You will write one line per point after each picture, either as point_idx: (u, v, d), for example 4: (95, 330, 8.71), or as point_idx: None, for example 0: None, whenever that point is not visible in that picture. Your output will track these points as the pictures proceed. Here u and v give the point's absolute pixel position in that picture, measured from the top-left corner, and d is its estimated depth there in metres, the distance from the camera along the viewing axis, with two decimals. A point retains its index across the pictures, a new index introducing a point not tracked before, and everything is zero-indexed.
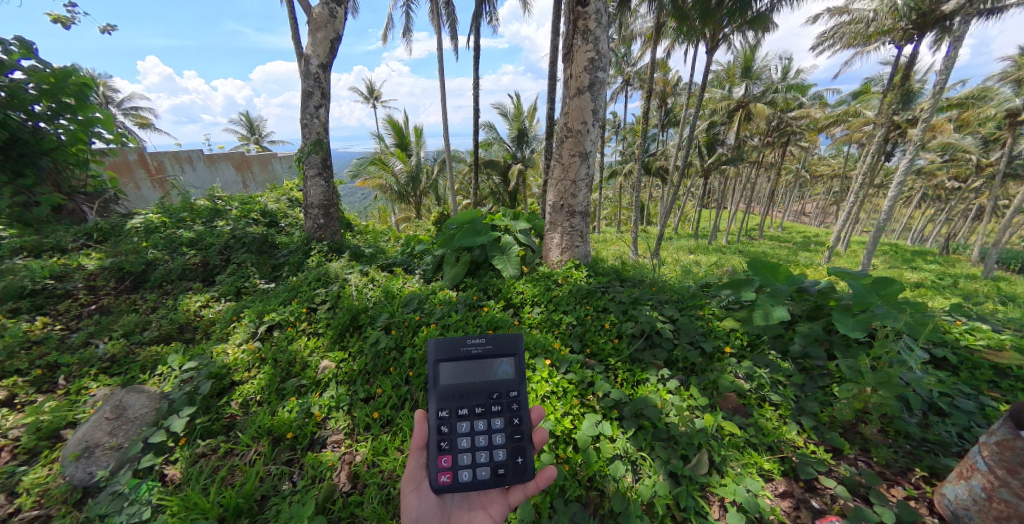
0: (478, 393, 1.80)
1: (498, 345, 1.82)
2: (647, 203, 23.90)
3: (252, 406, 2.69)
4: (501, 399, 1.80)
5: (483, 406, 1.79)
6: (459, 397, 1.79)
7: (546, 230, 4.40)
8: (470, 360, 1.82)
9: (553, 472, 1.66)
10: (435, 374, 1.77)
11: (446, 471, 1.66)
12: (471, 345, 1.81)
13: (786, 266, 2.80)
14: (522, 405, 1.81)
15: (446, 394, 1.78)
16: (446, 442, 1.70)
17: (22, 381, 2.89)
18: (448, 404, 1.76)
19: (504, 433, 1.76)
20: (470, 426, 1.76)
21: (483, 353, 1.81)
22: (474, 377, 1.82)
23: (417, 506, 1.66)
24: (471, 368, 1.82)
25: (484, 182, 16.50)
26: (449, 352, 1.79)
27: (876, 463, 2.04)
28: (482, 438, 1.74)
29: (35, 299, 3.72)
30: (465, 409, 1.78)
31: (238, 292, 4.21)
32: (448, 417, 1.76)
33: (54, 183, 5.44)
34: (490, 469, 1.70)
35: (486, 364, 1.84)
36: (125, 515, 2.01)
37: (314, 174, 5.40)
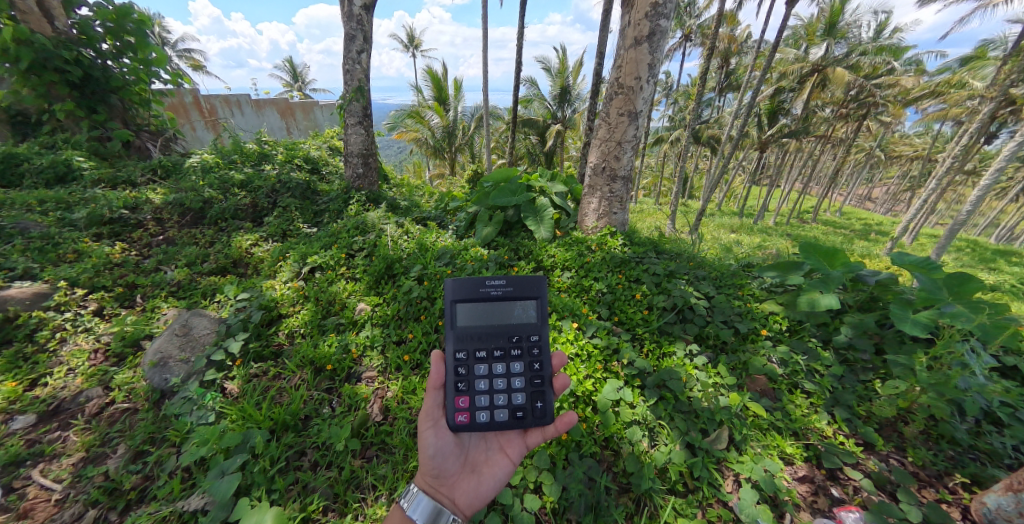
0: (497, 336, 1.88)
1: (518, 289, 1.89)
2: (692, 176, 22.57)
3: (297, 337, 2.93)
4: (521, 342, 1.89)
5: (502, 350, 1.87)
6: (478, 339, 1.86)
7: (584, 194, 4.28)
8: (489, 303, 1.89)
9: (573, 418, 1.70)
10: (452, 316, 1.85)
11: (464, 411, 1.70)
12: (490, 288, 1.87)
13: (847, 251, 2.56)
14: (542, 351, 1.89)
15: (465, 336, 1.86)
16: (464, 383, 1.77)
17: (107, 297, 3.27)
18: (467, 345, 1.84)
19: (523, 377, 1.84)
20: (488, 369, 1.84)
21: (502, 297, 1.87)
22: (493, 321, 1.89)
23: (435, 443, 1.68)
24: (489, 312, 1.89)
25: (522, 141, 16.07)
26: (468, 293, 1.86)
27: (911, 463, 1.97)
28: (500, 381, 1.81)
29: (113, 226, 4.11)
30: (484, 351, 1.86)
31: (284, 233, 4.46)
32: (465, 359, 1.83)
33: (124, 121, 5.85)
34: (508, 411, 1.75)
35: (506, 308, 1.90)
36: (196, 416, 2.32)
37: (355, 122, 5.44)
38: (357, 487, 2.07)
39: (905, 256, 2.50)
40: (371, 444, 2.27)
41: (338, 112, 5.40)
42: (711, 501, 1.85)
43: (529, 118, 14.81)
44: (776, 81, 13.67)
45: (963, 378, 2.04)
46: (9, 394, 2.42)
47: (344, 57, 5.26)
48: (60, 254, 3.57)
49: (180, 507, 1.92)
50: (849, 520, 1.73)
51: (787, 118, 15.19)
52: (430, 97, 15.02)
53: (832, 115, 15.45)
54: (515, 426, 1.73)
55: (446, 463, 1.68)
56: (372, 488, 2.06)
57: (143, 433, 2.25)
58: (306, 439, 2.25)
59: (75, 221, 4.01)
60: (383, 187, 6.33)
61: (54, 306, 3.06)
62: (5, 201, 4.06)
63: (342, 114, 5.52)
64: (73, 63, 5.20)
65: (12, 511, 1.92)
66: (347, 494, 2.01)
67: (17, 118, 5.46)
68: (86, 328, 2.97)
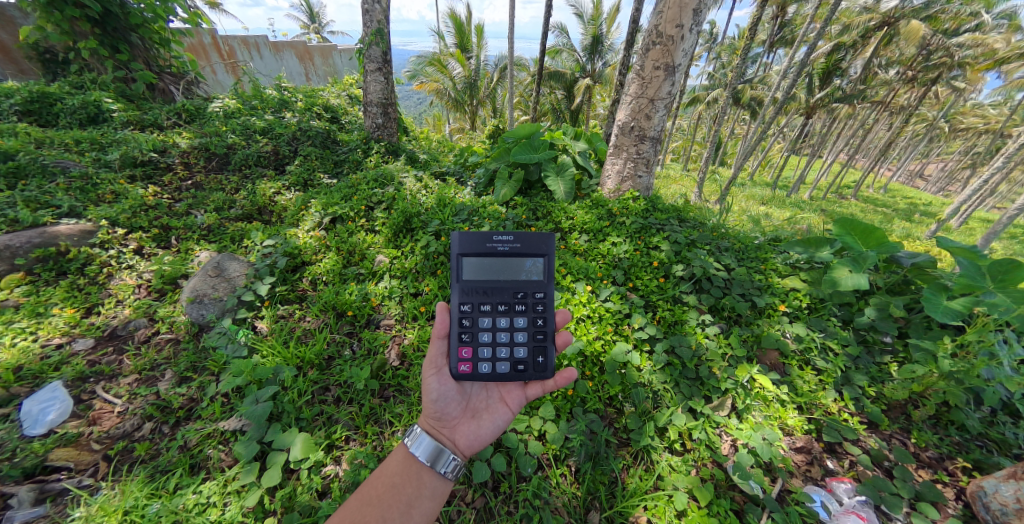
0: (502, 292, 1.93)
1: (525, 246, 1.90)
2: (725, 141, 21.29)
3: (320, 284, 3.06)
4: (525, 299, 1.93)
5: (507, 305, 1.93)
6: (483, 293, 1.92)
7: (608, 155, 4.12)
8: (496, 258, 1.92)
9: (572, 373, 1.78)
10: (459, 269, 1.90)
11: (467, 362, 1.77)
12: (498, 243, 1.90)
13: (885, 230, 2.45)
14: (546, 308, 1.94)
15: (471, 289, 1.91)
16: (468, 334, 1.83)
17: (145, 237, 3.45)
18: (473, 298, 1.90)
19: (526, 331, 1.90)
20: (493, 322, 1.90)
21: (509, 253, 1.90)
22: (499, 276, 1.94)
23: (438, 389, 1.74)
24: (496, 267, 1.93)
25: (548, 96, 15.34)
26: (475, 247, 1.89)
27: (913, 444, 1.99)
28: (504, 335, 1.87)
29: (145, 169, 4.24)
30: (489, 305, 1.92)
31: (305, 183, 4.52)
32: (470, 311, 1.90)
33: (146, 62, 5.86)
34: (510, 364, 1.82)
35: (512, 264, 1.93)
36: (231, 350, 2.51)
37: (375, 69, 5.27)
38: (376, 422, 2.24)
39: (953, 240, 2.37)
40: (389, 385, 2.42)
41: (358, 57, 5.20)
42: (707, 461, 1.93)
43: (556, 71, 13.99)
44: (835, 36, 12.29)
45: (988, 368, 1.99)
46: (70, 319, 2.68)
47: None
48: (99, 195, 3.75)
49: (221, 426, 2.14)
50: (840, 490, 1.80)
51: (841, 79, 13.83)
52: (453, 44, 14.28)
53: (893, 78, 13.97)
54: (515, 377, 1.80)
55: (448, 408, 1.74)
56: (389, 424, 2.22)
57: (186, 361, 2.48)
58: (329, 377, 2.42)
59: (109, 162, 4.15)
60: (402, 139, 6.25)
61: (98, 243, 3.27)
62: (45, 140, 4.22)
63: (361, 59, 5.32)
64: None
65: (82, 419, 2.19)
66: (366, 426, 2.18)
67: (45, 56, 5.52)
68: (129, 265, 3.18)
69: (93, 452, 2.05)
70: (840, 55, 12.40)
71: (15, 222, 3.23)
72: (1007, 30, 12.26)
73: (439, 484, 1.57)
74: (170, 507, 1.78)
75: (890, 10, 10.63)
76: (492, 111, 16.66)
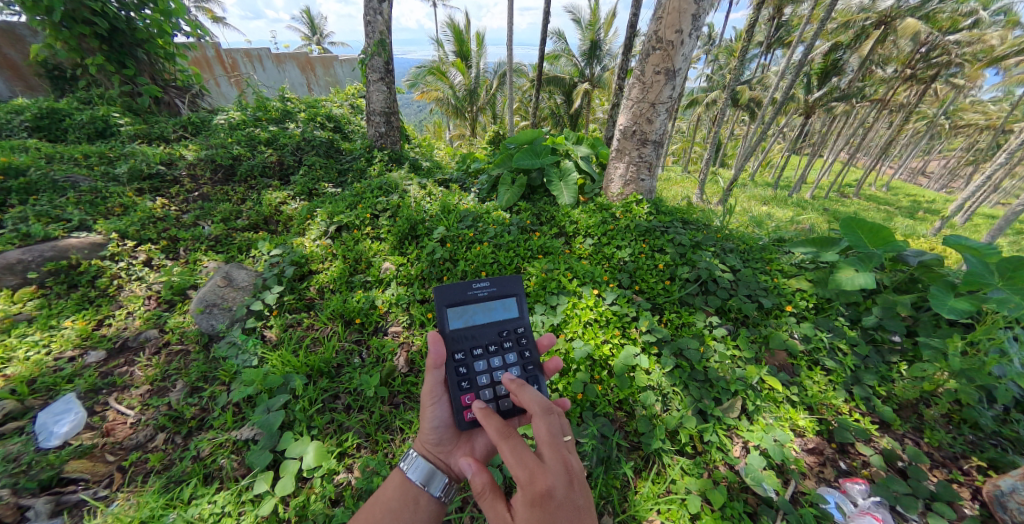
0: (488, 331, 1.84)
1: (501, 288, 1.89)
2: (725, 142, 21.31)
3: (327, 292, 3.08)
4: (510, 335, 1.87)
5: (495, 343, 1.83)
6: (472, 337, 1.80)
7: (610, 158, 4.14)
8: (478, 304, 1.85)
9: (559, 364, 1.86)
10: (443, 319, 1.77)
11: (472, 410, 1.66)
12: (477, 289, 1.84)
13: (892, 229, 2.44)
14: (529, 338, 1.90)
15: (459, 336, 1.78)
16: (467, 381, 1.71)
17: (154, 249, 3.49)
18: (463, 344, 1.77)
19: (518, 365, 1.83)
20: (487, 364, 1.78)
21: (486, 297, 1.85)
22: (484, 319, 1.85)
23: (434, 417, 1.69)
24: (478, 312, 1.84)
25: (547, 101, 15.47)
26: (456, 297, 1.79)
27: (926, 444, 1.97)
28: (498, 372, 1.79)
29: (153, 182, 4.30)
30: (480, 347, 1.79)
31: (310, 192, 4.57)
32: (465, 358, 1.76)
33: (152, 76, 5.95)
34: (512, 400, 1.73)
35: (491, 307, 1.87)
36: (242, 360, 2.54)
37: (377, 79, 5.34)
38: (386, 429, 2.24)
39: (958, 238, 2.38)
40: (398, 392, 2.43)
41: (360, 67, 5.28)
42: (718, 463, 1.92)
43: (554, 76, 14.09)
44: (832, 35, 12.33)
45: (999, 365, 1.99)
46: (81, 332, 2.71)
47: (366, 6, 5.06)
48: (109, 208, 3.81)
49: (234, 435, 2.15)
50: (853, 491, 1.79)
51: (839, 78, 13.87)
52: (452, 52, 14.43)
53: (892, 76, 13.98)
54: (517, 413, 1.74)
55: (445, 434, 1.69)
56: (399, 431, 2.23)
57: (197, 371, 2.50)
58: (339, 385, 2.43)
59: (118, 176, 4.22)
60: (404, 147, 6.31)
61: (109, 256, 3.31)
62: (55, 155, 4.29)
63: (363, 69, 5.39)
64: (100, 14, 5.20)
65: (96, 430, 2.21)
66: (377, 434, 2.18)
67: (54, 73, 5.63)
68: (139, 277, 3.23)
69: (107, 463, 2.07)
70: (838, 54, 12.44)
71: (28, 237, 3.29)
72: (1005, 26, 12.27)
73: (433, 508, 1.56)
74: (185, 517, 1.79)
75: (887, 9, 10.68)
76: (492, 116, 16.77)
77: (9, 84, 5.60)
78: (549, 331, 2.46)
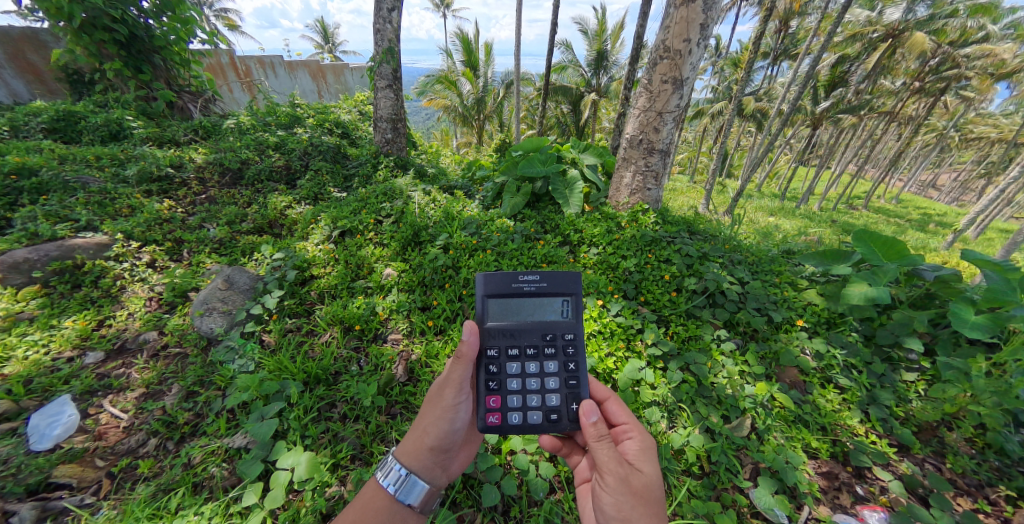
0: (530, 333, 1.75)
1: (552, 285, 1.75)
2: (732, 154, 21.24)
3: (327, 298, 3.05)
4: (554, 341, 1.76)
5: (534, 348, 1.74)
6: (510, 337, 1.73)
7: (617, 166, 4.09)
8: (522, 300, 1.75)
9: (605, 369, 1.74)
10: (482, 310, 1.73)
11: (496, 412, 1.65)
12: (524, 283, 1.73)
13: (907, 243, 2.35)
14: (578, 350, 1.74)
15: (496, 333, 1.72)
16: (495, 382, 1.68)
17: (158, 250, 3.50)
18: (500, 341, 1.71)
19: (558, 376, 1.72)
20: (521, 368, 1.72)
21: (533, 294, 1.74)
22: (526, 317, 1.76)
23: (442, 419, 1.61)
24: (522, 309, 1.76)
25: (553, 110, 15.56)
26: (500, 288, 1.72)
27: (949, 470, 1.86)
28: (533, 380, 1.72)
29: (161, 184, 4.33)
30: (517, 349, 1.73)
31: (316, 197, 4.57)
32: (498, 357, 1.71)
33: (167, 81, 6.06)
34: (542, 412, 1.67)
35: (538, 306, 1.77)
36: (238, 365, 2.51)
37: (384, 86, 5.38)
38: (382, 440, 2.17)
39: (977, 253, 2.30)
40: (396, 402, 2.37)
41: (368, 74, 5.33)
42: (727, 485, 1.83)
43: (562, 85, 14.16)
44: (840, 47, 12.31)
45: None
46: (81, 332, 2.70)
47: (375, 14, 5.11)
48: (116, 209, 3.83)
49: (226, 443, 2.10)
50: (872, 519, 1.68)
51: (848, 91, 13.82)
52: (461, 62, 14.60)
53: (901, 88, 13.89)
54: (549, 429, 1.64)
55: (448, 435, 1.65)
56: (395, 442, 2.16)
57: (193, 375, 2.47)
58: (336, 392, 2.37)
59: (127, 178, 4.25)
60: (410, 154, 6.33)
61: (113, 256, 3.32)
62: (68, 156, 4.34)
63: (371, 76, 5.45)
64: (120, 22, 5.31)
65: (88, 434, 2.18)
66: (373, 445, 2.12)
67: (73, 77, 5.75)
68: (142, 278, 3.22)
69: (96, 469, 2.03)
70: (846, 67, 12.41)
71: (35, 236, 3.31)
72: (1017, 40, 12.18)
73: (413, 518, 1.50)
74: None
75: (894, 22, 10.68)
76: (499, 125, 16.90)
77: (28, 86, 5.73)
78: None
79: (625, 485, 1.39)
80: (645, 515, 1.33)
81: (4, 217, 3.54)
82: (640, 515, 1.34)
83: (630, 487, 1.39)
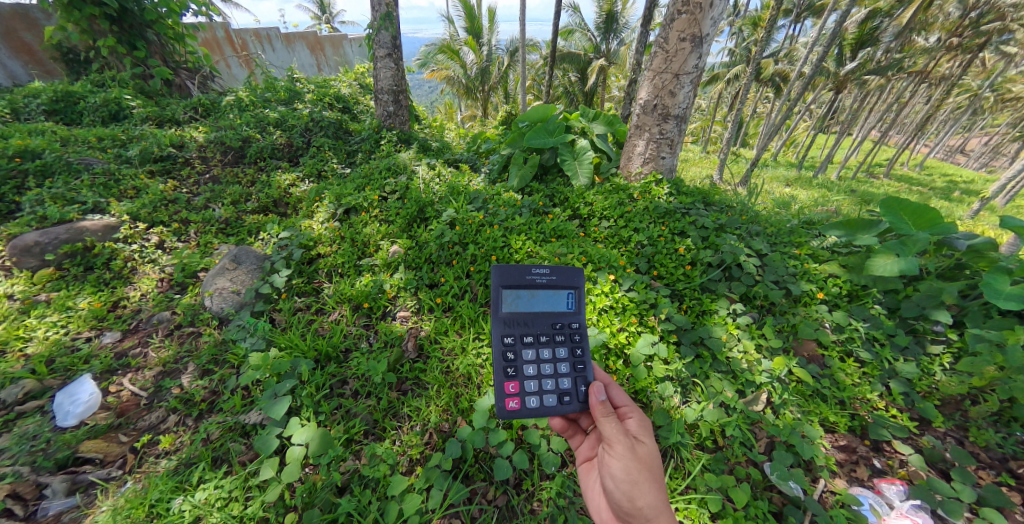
0: (541, 320, 1.75)
1: (561, 278, 1.77)
2: (747, 122, 20.40)
3: (335, 276, 3.03)
4: (563, 329, 1.77)
5: (546, 334, 1.74)
6: (524, 325, 1.72)
7: (629, 135, 3.92)
8: (534, 290, 1.74)
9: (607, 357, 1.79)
10: (497, 301, 1.70)
11: (513, 397, 1.62)
12: (535, 275, 1.73)
13: (939, 210, 2.21)
14: (584, 337, 1.77)
15: (511, 322, 1.71)
16: (512, 368, 1.67)
17: (166, 231, 3.49)
18: (516, 330, 1.70)
19: (568, 361, 1.71)
20: (534, 354, 1.71)
21: (544, 284, 1.74)
22: (537, 307, 1.76)
23: None
24: (535, 299, 1.75)
25: (561, 79, 14.96)
26: (513, 279, 1.70)
27: (972, 443, 1.82)
28: (545, 365, 1.70)
29: (164, 164, 4.28)
30: (530, 336, 1.72)
31: (319, 174, 4.49)
32: (513, 344, 1.70)
33: (163, 58, 5.90)
34: (556, 395, 1.65)
35: (548, 297, 1.77)
36: (250, 343, 2.53)
37: (384, 55, 5.15)
38: (394, 416, 2.19)
39: (1014, 221, 2.17)
40: (407, 379, 2.38)
41: (367, 43, 5.10)
42: (741, 459, 1.81)
43: (569, 52, 13.52)
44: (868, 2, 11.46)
45: None
46: (97, 313, 2.74)
47: None
48: (122, 190, 3.81)
49: (242, 420, 2.16)
50: (890, 492, 1.67)
51: (875, 49, 12.98)
52: (463, 29, 13.98)
53: (934, 45, 12.95)
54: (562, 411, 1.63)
55: None
56: (407, 418, 2.18)
57: (207, 354, 2.50)
58: (347, 369, 2.39)
59: (130, 158, 4.20)
60: (413, 128, 6.15)
61: (122, 238, 3.32)
62: (69, 137, 4.29)
63: (370, 45, 5.22)
64: None
65: (110, 410, 2.24)
66: (385, 421, 2.14)
67: (69, 56, 5.62)
68: (152, 259, 3.23)
69: (120, 444, 2.10)
70: (874, 23, 11.60)
71: (44, 219, 3.31)
72: None
73: None
74: (192, 501, 1.80)
75: None
76: (504, 97, 16.38)
77: (25, 68, 5.58)
78: None
79: (640, 458, 1.45)
80: (657, 482, 1.41)
81: (12, 200, 3.54)
82: (646, 480, 1.41)
83: (637, 457, 1.44)
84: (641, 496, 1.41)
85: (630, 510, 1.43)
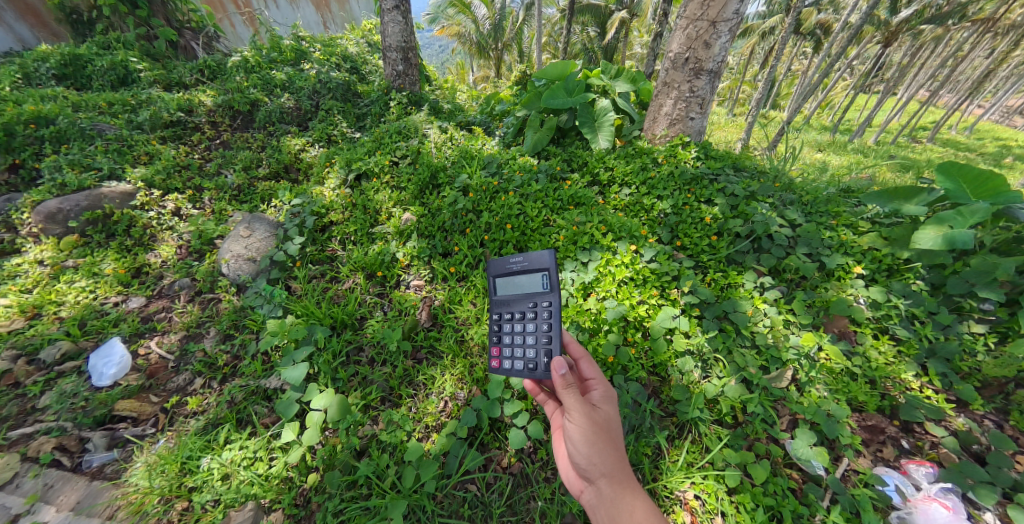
0: (519, 299, 1.80)
1: (533, 262, 1.77)
2: (779, 81, 18.98)
3: (349, 244, 3.00)
4: (536, 307, 1.76)
5: (522, 312, 1.78)
6: (506, 303, 1.84)
7: (655, 94, 3.64)
8: (512, 273, 1.82)
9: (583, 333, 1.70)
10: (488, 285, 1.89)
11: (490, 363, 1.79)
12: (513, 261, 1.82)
13: (1005, 177, 1.97)
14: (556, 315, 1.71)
15: (496, 301, 1.87)
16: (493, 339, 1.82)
17: (181, 198, 3.49)
18: (498, 307, 1.85)
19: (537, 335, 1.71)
20: (512, 329, 1.80)
21: (520, 268, 1.79)
22: (516, 287, 1.82)
23: None
24: (515, 282, 1.83)
25: (580, 35, 14.00)
26: (499, 267, 1.86)
27: (1012, 427, 1.74)
28: (519, 339, 1.75)
29: (175, 129, 4.21)
30: (510, 313, 1.82)
31: (329, 139, 4.37)
32: (496, 319, 1.85)
33: (166, 17, 5.68)
34: (524, 366, 1.70)
35: (525, 279, 1.80)
36: (267, 310, 2.55)
37: (391, 8, 4.84)
38: (409, 383, 2.21)
39: None
40: (421, 347, 2.38)
41: None
42: (761, 436, 1.79)
43: (590, 3, 12.55)
44: None
45: None
46: (121, 279, 2.80)
47: None
48: (135, 156, 3.79)
49: (264, 383, 2.22)
50: (917, 473, 1.65)
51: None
52: None
53: None
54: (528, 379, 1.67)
55: None
56: (422, 385, 2.19)
57: (228, 319, 2.55)
58: (362, 337, 2.40)
59: (141, 124, 4.15)
60: (424, 89, 5.87)
61: (139, 205, 3.33)
62: (80, 103, 4.24)
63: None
64: None
65: (141, 372, 2.32)
66: (401, 388, 2.16)
67: (72, 17, 5.47)
68: (170, 227, 3.25)
69: (152, 404, 2.20)
70: None
71: (64, 186, 3.33)
72: None
73: None
74: (220, 460, 1.88)
75: None
76: (519, 56, 15.52)
77: (33, 32, 5.50)
78: (579, 289, 2.28)
79: (592, 423, 1.45)
80: (606, 445, 1.43)
81: (31, 167, 3.57)
82: (601, 444, 1.44)
83: (593, 423, 1.45)
84: (593, 460, 1.43)
85: (587, 471, 1.46)
